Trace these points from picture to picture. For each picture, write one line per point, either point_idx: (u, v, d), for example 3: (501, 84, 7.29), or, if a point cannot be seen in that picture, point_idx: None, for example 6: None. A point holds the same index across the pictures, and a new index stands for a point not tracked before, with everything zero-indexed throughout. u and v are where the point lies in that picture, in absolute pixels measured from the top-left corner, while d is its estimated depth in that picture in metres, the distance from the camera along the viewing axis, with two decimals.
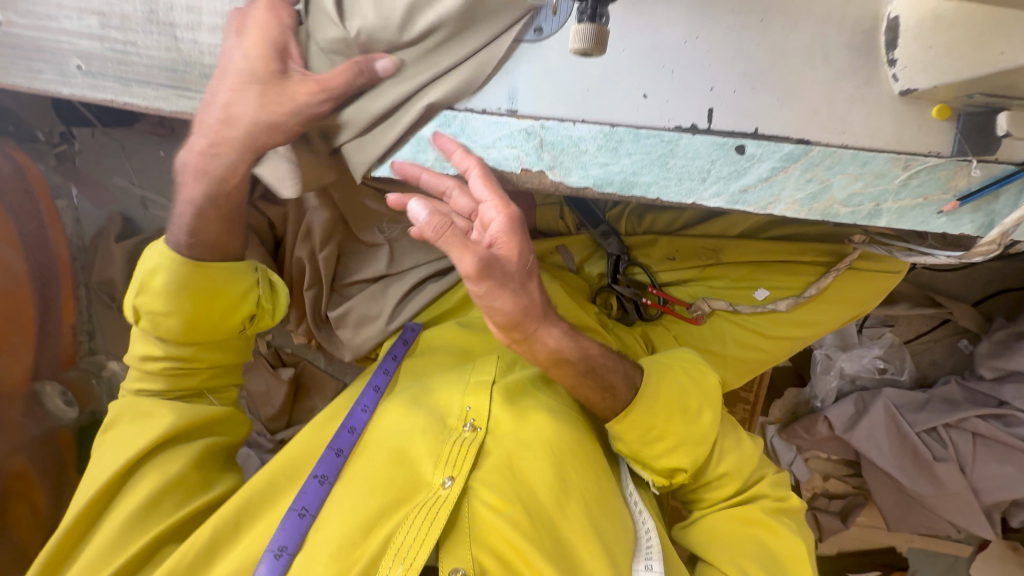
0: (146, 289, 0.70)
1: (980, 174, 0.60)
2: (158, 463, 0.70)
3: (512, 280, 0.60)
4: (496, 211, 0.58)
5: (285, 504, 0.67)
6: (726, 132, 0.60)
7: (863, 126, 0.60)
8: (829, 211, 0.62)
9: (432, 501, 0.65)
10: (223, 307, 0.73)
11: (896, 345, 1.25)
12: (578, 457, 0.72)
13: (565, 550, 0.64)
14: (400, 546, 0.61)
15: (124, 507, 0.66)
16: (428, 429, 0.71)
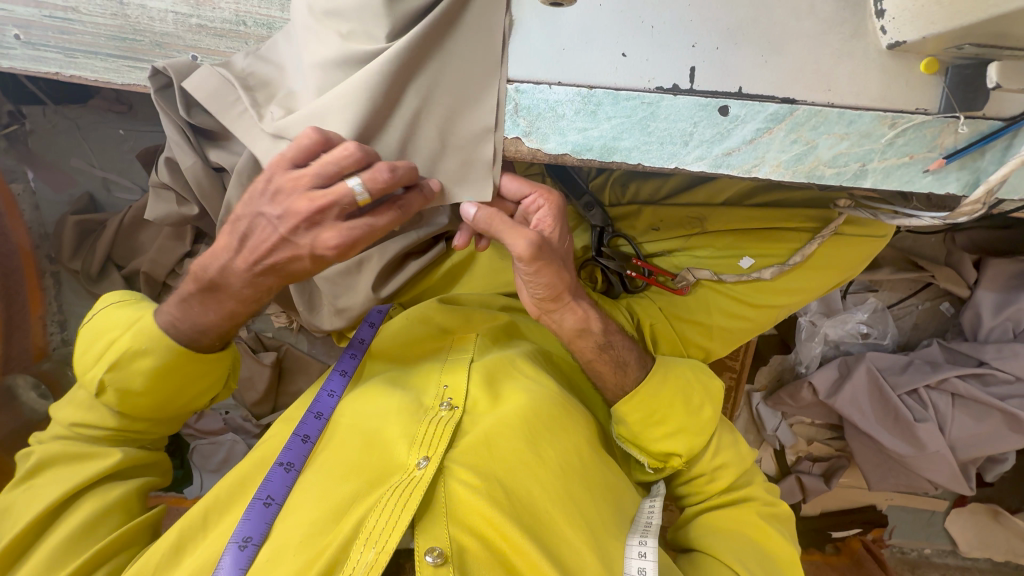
0: (125, 364, 0.67)
1: (967, 131, 0.58)
2: (96, 493, 0.69)
3: (556, 257, 0.68)
4: (542, 201, 0.68)
5: (250, 495, 0.67)
6: (707, 93, 0.58)
7: (849, 83, 0.57)
8: (814, 172, 0.60)
9: (409, 482, 0.63)
10: (202, 384, 0.72)
11: (879, 310, 1.26)
12: (553, 428, 0.71)
13: (550, 525, 0.64)
14: (372, 531, 0.59)
15: (57, 533, 0.64)
16: (403, 410, 0.71)
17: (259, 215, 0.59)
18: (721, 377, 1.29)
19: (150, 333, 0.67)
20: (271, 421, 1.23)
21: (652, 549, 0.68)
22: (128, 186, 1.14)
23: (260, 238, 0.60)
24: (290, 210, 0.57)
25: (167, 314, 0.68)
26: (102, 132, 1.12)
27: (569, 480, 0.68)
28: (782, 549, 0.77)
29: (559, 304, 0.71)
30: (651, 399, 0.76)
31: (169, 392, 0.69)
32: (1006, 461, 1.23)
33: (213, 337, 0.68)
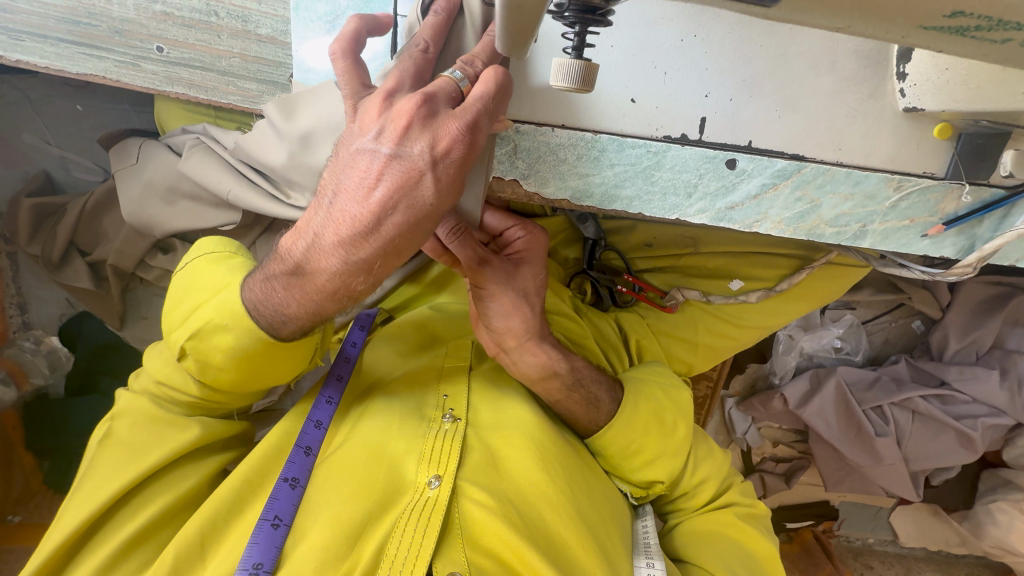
0: (205, 336, 0.59)
1: (970, 199, 0.58)
2: (171, 478, 0.68)
3: (515, 286, 0.68)
4: (522, 234, 0.71)
5: (246, 518, 0.65)
6: (717, 145, 0.55)
7: (860, 144, 0.56)
8: (814, 230, 0.60)
9: (422, 503, 0.64)
10: (286, 366, 0.62)
11: (854, 326, 1.29)
12: (557, 446, 0.73)
13: (563, 546, 0.66)
14: (394, 560, 0.60)
15: (127, 525, 0.63)
16: (405, 423, 0.70)
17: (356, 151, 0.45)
18: (698, 386, 1.32)
19: (230, 309, 0.57)
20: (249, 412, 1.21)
21: (659, 569, 0.72)
22: (90, 167, 1.05)
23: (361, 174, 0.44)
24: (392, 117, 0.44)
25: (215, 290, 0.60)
26: (57, 107, 1.01)
27: (574, 493, 0.71)
28: (764, 548, 0.81)
29: (519, 341, 0.70)
30: (624, 424, 0.77)
31: (251, 376, 0.62)
32: (952, 469, 1.31)
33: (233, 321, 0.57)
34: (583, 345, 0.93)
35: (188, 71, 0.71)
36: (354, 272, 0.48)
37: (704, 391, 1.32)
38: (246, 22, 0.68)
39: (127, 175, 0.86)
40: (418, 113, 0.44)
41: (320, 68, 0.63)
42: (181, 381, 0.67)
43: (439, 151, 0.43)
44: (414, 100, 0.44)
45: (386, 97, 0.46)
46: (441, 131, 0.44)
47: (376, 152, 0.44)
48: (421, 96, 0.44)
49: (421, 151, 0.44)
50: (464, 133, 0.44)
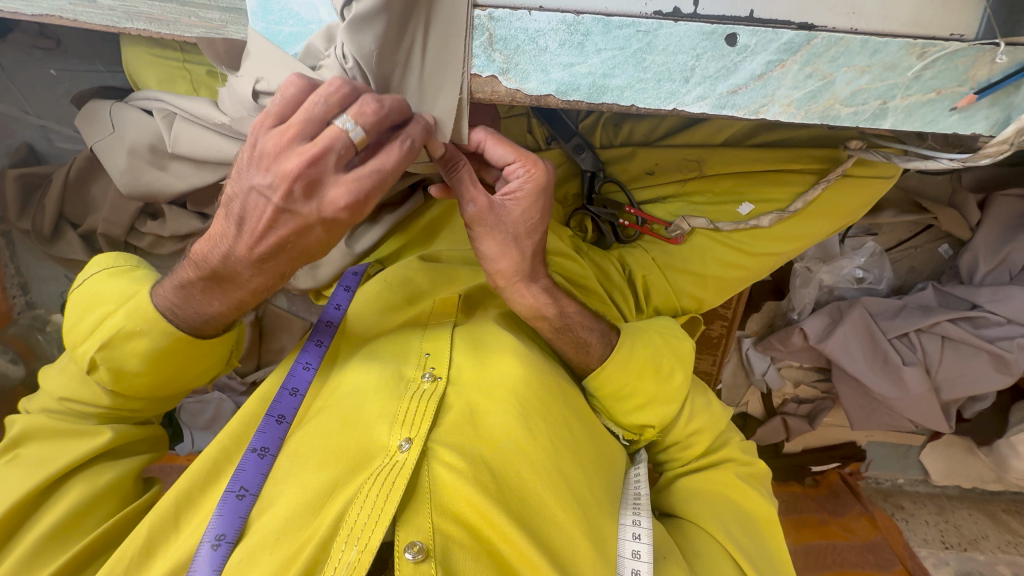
0: (118, 344, 0.62)
1: (1006, 61, 0.51)
2: (87, 475, 0.66)
3: (506, 231, 0.63)
4: (524, 171, 0.61)
5: (222, 487, 0.64)
6: (715, 18, 0.50)
7: (877, 5, 0.50)
8: (828, 113, 0.54)
9: (390, 467, 0.60)
10: (205, 363, 0.66)
11: (877, 254, 1.23)
12: (544, 402, 0.69)
13: (539, 508, 0.62)
14: (353, 526, 0.55)
15: (43, 524, 0.61)
16: (382, 385, 0.67)
17: (252, 188, 0.49)
18: (713, 324, 1.26)
19: (146, 312, 0.61)
20: (256, 379, 1.25)
21: (645, 528, 0.67)
22: (71, 135, 1.02)
23: (255, 217, 0.50)
24: (281, 170, 0.48)
25: (208, 313, 0.60)
26: (31, 74, 0.98)
27: (557, 451, 0.66)
28: (757, 505, 0.77)
29: (505, 283, 0.67)
30: (620, 368, 0.74)
31: (170, 373, 0.64)
32: (986, 399, 1.25)
33: (214, 325, 0.62)
34: (589, 287, 0.90)
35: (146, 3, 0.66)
36: (250, 283, 0.56)
37: (719, 331, 1.26)
38: None
39: (109, 147, 0.80)
40: (303, 177, 0.48)
41: None
42: (89, 392, 0.67)
43: (330, 213, 0.50)
44: (300, 161, 0.47)
45: (285, 133, 0.48)
46: (328, 198, 0.49)
47: (267, 202, 0.49)
48: (310, 155, 0.47)
49: (312, 210, 0.50)
50: (351, 201, 0.49)
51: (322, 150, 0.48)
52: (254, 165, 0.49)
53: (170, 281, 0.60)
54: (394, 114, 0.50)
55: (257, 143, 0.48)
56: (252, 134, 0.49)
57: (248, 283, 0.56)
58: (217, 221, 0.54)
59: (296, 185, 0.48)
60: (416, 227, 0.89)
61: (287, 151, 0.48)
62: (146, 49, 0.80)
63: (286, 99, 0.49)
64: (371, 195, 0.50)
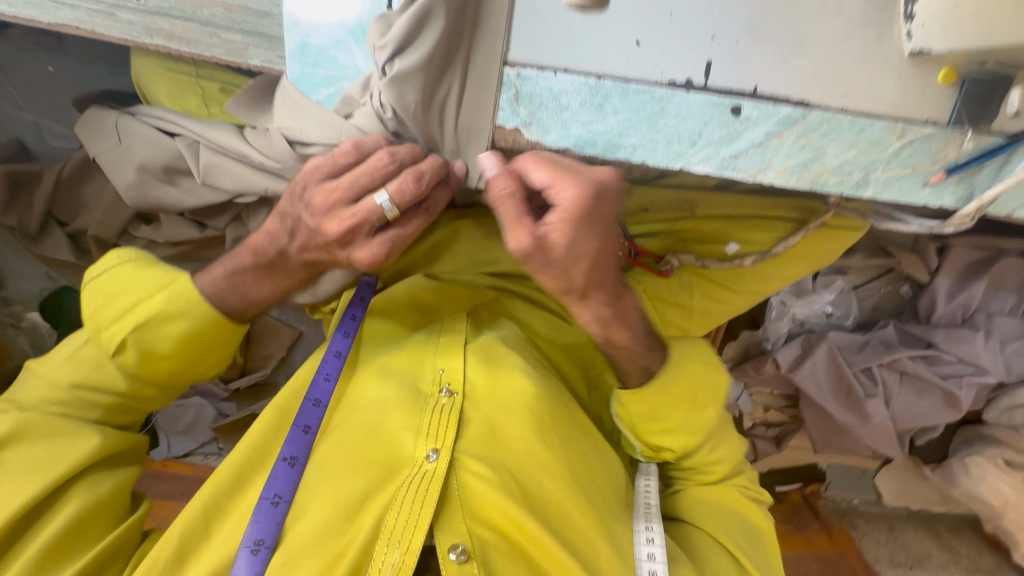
0: (152, 327, 0.65)
1: (971, 146, 0.58)
2: (85, 484, 0.66)
3: (555, 267, 0.52)
4: (565, 193, 0.50)
5: (252, 493, 0.67)
6: (722, 90, 0.54)
7: (866, 89, 0.55)
8: (818, 180, 0.59)
9: (420, 477, 0.63)
10: (221, 352, 0.70)
11: (845, 291, 1.31)
12: (558, 416, 0.71)
13: (560, 513, 0.66)
14: (392, 530, 0.60)
15: (43, 535, 0.61)
16: (402, 399, 0.69)
17: (299, 218, 0.58)
18: None
19: (186, 297, 0.66)
20: (240, 386, 1.22)
21: (658, 533, 0.71)
22: (65, 134, 1.00)
23: (301, 236, 0.60)
24: (323, 224, 0.56)
25: (239, 305, 0.67)
26: (27, 70, 0.96)
27: (574, 462, 0.70)
28: (758, 517, 0.82)
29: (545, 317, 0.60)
30: (657, 400, 0.74)
31: (191, 358, 0.68)
32: (935, 430, 1.35)
33: (253, 309, 0.69)
34: (581, 312, 0.94)
35: (167, 21, 0.67)
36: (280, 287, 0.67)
37: None
38: None
39: (114, 160, 0.80)
40: (343, 232, 0.56)
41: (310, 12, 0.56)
42: (106, 376, 0.68)
43: (359, 258, 0.59)
44: (342, 224, 0.56)
45: (337, 194, 0.55)
46: (359, 252, 0.58)
47: (314, 231, 0.58)
48: (352, 221, 0.55)
49: (344, 256, 0.59)
50: (378, 258, 0.58)
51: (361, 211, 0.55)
52: (302, 203, 0.58)
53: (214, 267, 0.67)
54: (430, 182, 0.55)
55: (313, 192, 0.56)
56: (305, 177, 0.57)
57: (285, 282, 0.67)
58: (268, 225, 0.64)
59: (334, 235, 0.57)
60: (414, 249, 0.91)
61: (333, 211, 0.56)
62: (158, 61, 0.80)
63: (338, 157, 0.56)
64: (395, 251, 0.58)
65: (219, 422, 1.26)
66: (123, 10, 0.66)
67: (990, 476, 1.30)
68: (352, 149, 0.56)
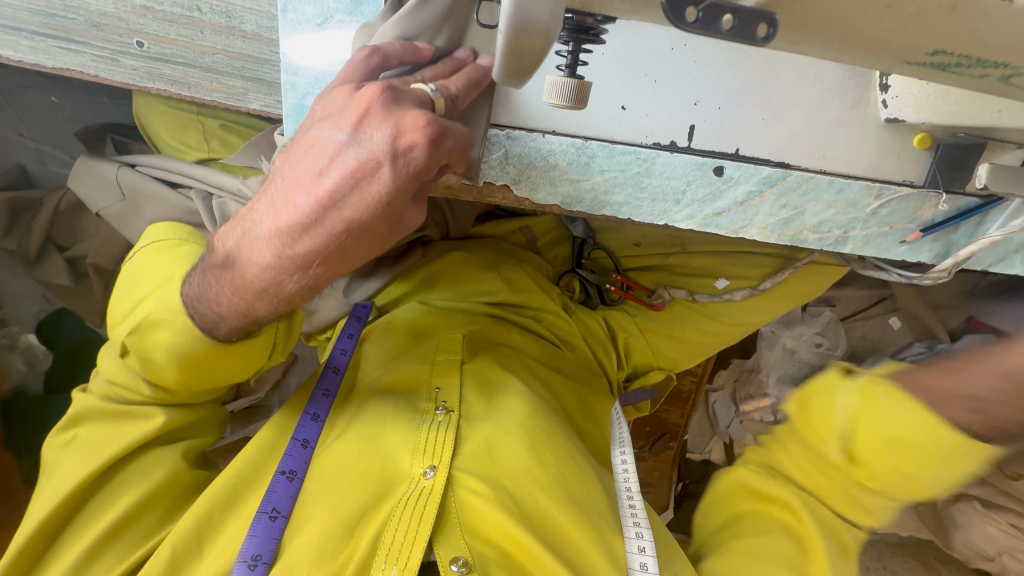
0: (146, 332, 0.56)
1: (947, 207, 0.59)
2: (141, 465, 0.64)
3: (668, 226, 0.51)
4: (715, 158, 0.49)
5: (243, 513, 0.62)
6: (705, 152, 0.56)
7: (844, 152, 0.57)
8: (798, 237, 0.61)
9: (416, 494, 0.62)
10: (235, 364, 0.59)
11: (835, 322, 1.31)
12: (549, 435, 0.71)
13: (557, 529, 0.64)
14: (390, 547, 0.58)
15: (98, 517, 0.60)
16: (399, 417, 0.69)
17: (314, 135, 0.45)
18: (683, 379, 1.30)
19: (170, 305, 0.55)
20: (235, 409, 1.23)
21: (649, 542, 0.67)
22: (66, 161, 1.01)
23: (311, 158, 0.45)
24: (356, 105, 0.45)
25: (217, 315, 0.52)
26: (31, 100, 0.98)
27: (566, 479, 0.68)
28: None
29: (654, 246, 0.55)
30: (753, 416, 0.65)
31: (200, 373, 0.58)
32: None
33: (227, 329, 0.53)
34: (573, 341, 0.96)
35: (169, 67, 0.69)
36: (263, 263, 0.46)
37: (689, 386, 1.30)
38: (229, 17, 0.66)
39: (122, 215, 0.82)
40: (378, 104, 0.44)
41: (307, 68, 0.58)
42: (132, 380, 0.65)
43: (402, 145, 0.43)
44: (378, 91, 0.45)
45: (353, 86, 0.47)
46: (404, 123, 0.44)
47: (333, 138, 0.44)
48: (389, 86, 0.45)
49: (381, 140, 0.43)
50: (426, 127, 0.44)
51: (399, 88, 0.46)
52: (317, 116, 0.47)
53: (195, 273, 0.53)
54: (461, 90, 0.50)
55: (324, 99, 0.46)
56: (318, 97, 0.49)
57: (267, 252, 0.46)
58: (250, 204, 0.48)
59: (360, 117, 0.44)
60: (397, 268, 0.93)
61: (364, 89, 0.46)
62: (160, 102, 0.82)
63: (356, 67, 0.49)
64: (445, 133, 0.46)
65: None
66: (125, 56, 0.68)
67: (976, 521, 1.22)
68: (378, 51, 0.50)
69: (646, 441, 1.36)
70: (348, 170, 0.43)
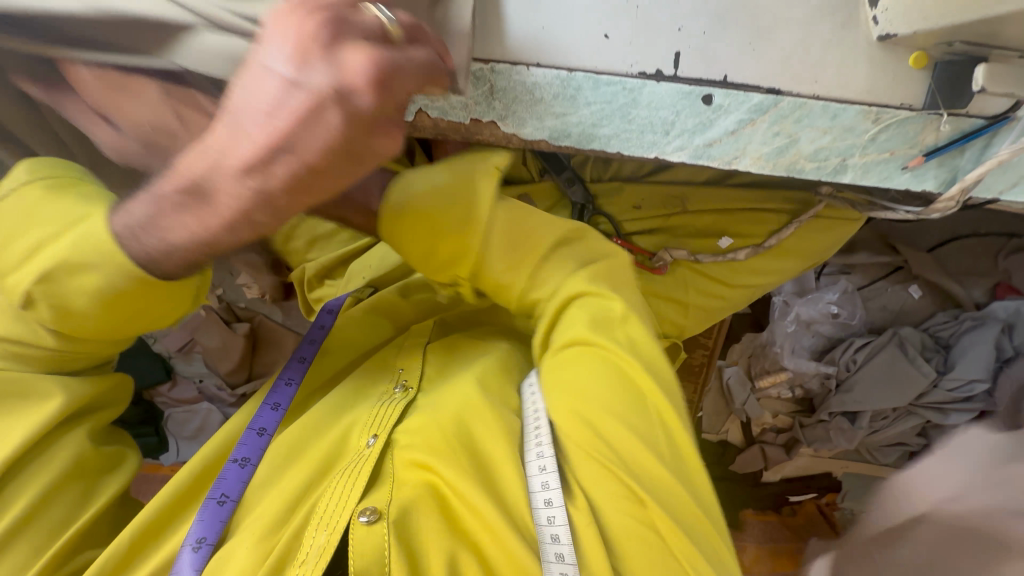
0: (60, 277, 0.49)
1: (949, 129, 0.58)
2: (48, 450, 0.61)
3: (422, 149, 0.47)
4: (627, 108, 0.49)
5: (190, 517, 0.63)
6: (692, 80, 0.56)
7: (836, 74, 0.56)
8: (794, 166, 0.60)
9: (357, 461, 0.60)
10: (169, 313, 0.54)
11: (849, 292, 1.28)
12: (506, 388, 0.67)
13: (498, 475, 0.56)
14: (323, 515, 0.55)
15: (11, 504, 0.57)
16: (346, 398, 0.71)
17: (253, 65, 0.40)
18: (693, 353, 1.26)
19: (94, 240, 0.48)
20: (247, 391, 1.25)
21: (578, 475, 0.55)
22: None
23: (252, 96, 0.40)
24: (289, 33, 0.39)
25: (175, 250, 0.47)
26: None
27: (559, 445, 0.57)
28: None
29: None
30: None
31: (118, 324, 0.54)
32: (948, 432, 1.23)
33: (179, 263, 0.49)
34: None
35: None
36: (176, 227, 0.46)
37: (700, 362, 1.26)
38: None
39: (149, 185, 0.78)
40: (320, 37, 0.39)
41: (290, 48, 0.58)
42: (29, 332, 0.57)
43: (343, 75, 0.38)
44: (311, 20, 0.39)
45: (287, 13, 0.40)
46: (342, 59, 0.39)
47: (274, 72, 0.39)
48: (329, 17, 0.40)
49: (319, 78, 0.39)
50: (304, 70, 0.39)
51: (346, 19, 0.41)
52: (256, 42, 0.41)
53: (172, 223, 0.46)
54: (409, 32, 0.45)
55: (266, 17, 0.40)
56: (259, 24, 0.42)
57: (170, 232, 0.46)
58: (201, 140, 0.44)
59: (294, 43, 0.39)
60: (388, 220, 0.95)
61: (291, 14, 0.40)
62: None
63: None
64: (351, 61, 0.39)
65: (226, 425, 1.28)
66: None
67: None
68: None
69: None
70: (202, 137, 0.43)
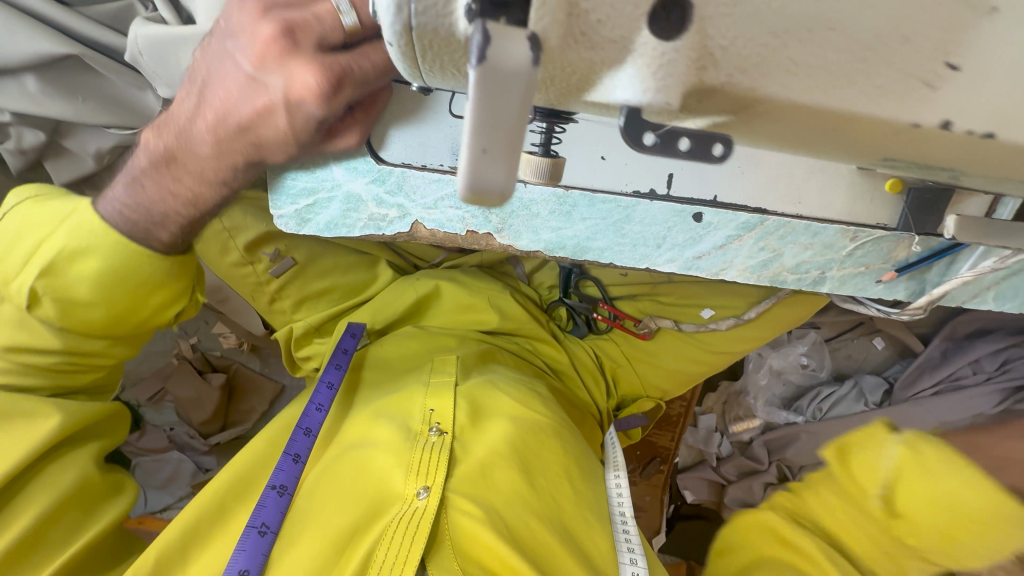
0: (63, 269, 0.58)
1: (920, 248, 0.61)
2: (48, 471, 0.62)
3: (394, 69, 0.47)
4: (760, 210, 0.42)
5: (236, 524, 0.63)
6: (685, 199, 0.57)
7: (818, 198, 0.58)
8: (777, 277, 0.63)
9: (409, 515, 0.58)
10: (165, 296, 0.64)
11: (818, 343, 1.28)
12: (543, 454, 0.69)
13: (548, 556, 0.58)
14: (381, 566, 0.54)
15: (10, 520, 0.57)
16: (394, 438, 0.66)
17: (224, 55, 0.49)
18: (672, 404, 1.25)
19: (94, 228, 0.58)
20: (220, 441, 1.19)
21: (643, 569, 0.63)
22: None
23: (223, 89, 0.50)
24: (255, 34, 0.45)
25: (163, 209, 0.58)
26: None
27: (558, 505, 0.64)
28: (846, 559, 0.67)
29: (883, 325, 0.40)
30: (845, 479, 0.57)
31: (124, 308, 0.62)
32: None
33: (170, 230, 0.60)
34: (564, 372, 0.97)
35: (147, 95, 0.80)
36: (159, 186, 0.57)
37: (679, 411, 1.25)
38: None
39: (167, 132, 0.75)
40: (276, 44, 0.45)
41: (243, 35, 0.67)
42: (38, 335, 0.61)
43: (292, 96, 0.46)
44: (276, 27, 0.45)
45: (262, 8, 0.46)
46: (294, 72, 0.45)
47: (241, 70, 0.48)
48: (284, 26, 0.44)
49: (279, 88, 0.46)
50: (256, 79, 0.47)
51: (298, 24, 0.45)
52: (230, 34, 0.49)
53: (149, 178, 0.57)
54: None
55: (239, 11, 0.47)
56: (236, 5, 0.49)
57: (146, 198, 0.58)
58: (184, 101, 0.55)
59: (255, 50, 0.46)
60: (376, 280, 0.95)
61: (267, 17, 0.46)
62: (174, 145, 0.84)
63: None
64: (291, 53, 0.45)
65: (198, 477, 1.21)
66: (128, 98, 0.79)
67: None
68: None
69: (636, 464, 1.33)
70: (188, 99, 0.54)
